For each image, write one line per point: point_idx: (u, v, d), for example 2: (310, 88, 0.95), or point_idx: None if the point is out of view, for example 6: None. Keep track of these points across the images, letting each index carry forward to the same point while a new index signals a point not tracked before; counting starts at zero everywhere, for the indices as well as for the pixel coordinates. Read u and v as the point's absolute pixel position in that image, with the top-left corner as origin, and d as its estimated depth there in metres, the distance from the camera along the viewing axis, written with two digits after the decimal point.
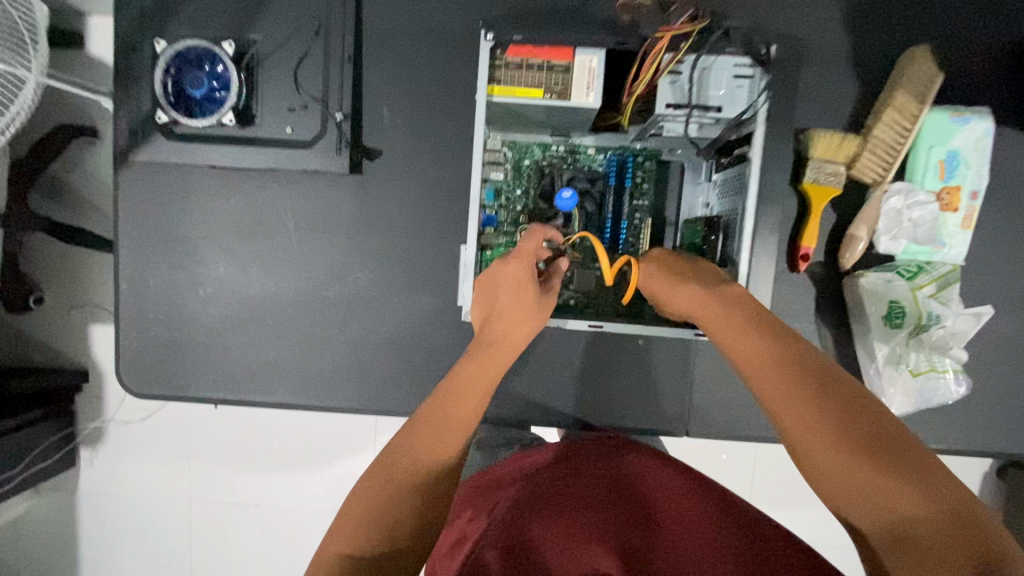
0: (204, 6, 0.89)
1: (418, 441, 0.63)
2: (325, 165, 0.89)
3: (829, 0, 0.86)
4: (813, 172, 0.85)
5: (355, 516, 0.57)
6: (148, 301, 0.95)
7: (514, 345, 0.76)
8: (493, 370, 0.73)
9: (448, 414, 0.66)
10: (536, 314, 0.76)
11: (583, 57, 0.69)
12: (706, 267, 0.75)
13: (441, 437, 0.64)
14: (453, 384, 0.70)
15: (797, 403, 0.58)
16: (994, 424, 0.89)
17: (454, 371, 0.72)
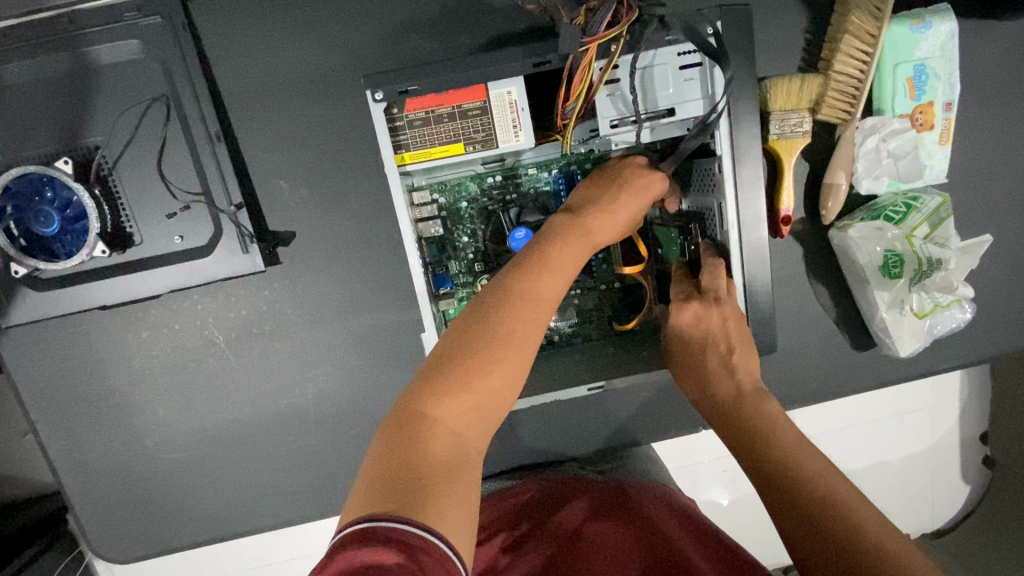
0: (16, 117, 0.71)
1: (505, 320, 0.54)
2: (233, 270, 0.75)
3: None
4: (777, 126, 0.75)
5: (442, 378, 0.50)
6: (97, 467, 0.83)
7: (612, 220, 0.64)
8: (582, 245, 0.62)
9: (533, 285, 0.56)
10: (633, 196, 0.64)
11: (498, 92, 0.56)
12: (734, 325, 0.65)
13: (532, 322, 0.55)
14: (542, 259, 0.59)
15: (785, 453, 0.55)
16: (1002, 331, 0.87)
17: (543, 243, 0.61)
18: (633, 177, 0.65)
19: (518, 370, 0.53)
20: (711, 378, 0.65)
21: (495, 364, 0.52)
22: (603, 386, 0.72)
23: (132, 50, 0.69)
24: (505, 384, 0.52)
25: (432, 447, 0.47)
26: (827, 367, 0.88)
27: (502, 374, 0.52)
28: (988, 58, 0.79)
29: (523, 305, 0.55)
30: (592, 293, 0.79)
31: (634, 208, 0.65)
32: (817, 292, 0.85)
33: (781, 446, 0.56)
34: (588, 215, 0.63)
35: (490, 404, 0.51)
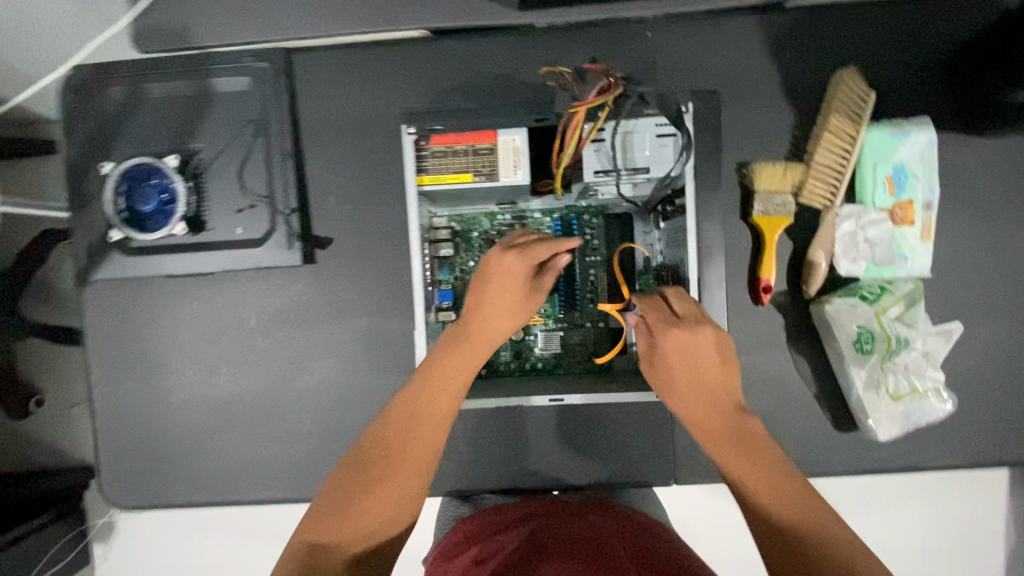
0: (147, 123, 0.92)
1: (394, 430, 0.72)
2: (276, 260, 0.90)
3: (749, 39, 0.87)
4: (761, 203, 0.84)
5: (343, 494, 0.67)
6: (124, 417, 0.95)
7: (498, 328, 0.75)
8: (470, 363, 0.75)
9: (425, 402, 0.73)
10: (522, 304, 0.75)
11: (505, 137, 0.70)
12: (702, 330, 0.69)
13: (416, 438, 0.72)
14: (430, 379, 0.74)
15: (763, 473, 0.63)
16: (990, 435, 0.86)
17: (434, 365, 0.74)
18: (515, 280, 0.74)
19: (411, 479, 0.70)
20: (693, 390, 0.70)
21: (396, 469, 0.69)
22: (562, 399, 0.78)
23: (242, 84, 0.90)
24: (394, 496, 0.68)
25: (328, 556, 0.62)
26: (806, 442, 0.89)
27: (406, 471, 0.70)
28: (969, 170, 0.87)
29: (410, 419, 0.72)
30: (578, 329, 0.87)
31: (509, 301, 0.75)
32: (797, 364, 0.89)
33: (769, 472, 0.63)
34: (472, 325, 0.75)
35: (390, 506, 0.68)
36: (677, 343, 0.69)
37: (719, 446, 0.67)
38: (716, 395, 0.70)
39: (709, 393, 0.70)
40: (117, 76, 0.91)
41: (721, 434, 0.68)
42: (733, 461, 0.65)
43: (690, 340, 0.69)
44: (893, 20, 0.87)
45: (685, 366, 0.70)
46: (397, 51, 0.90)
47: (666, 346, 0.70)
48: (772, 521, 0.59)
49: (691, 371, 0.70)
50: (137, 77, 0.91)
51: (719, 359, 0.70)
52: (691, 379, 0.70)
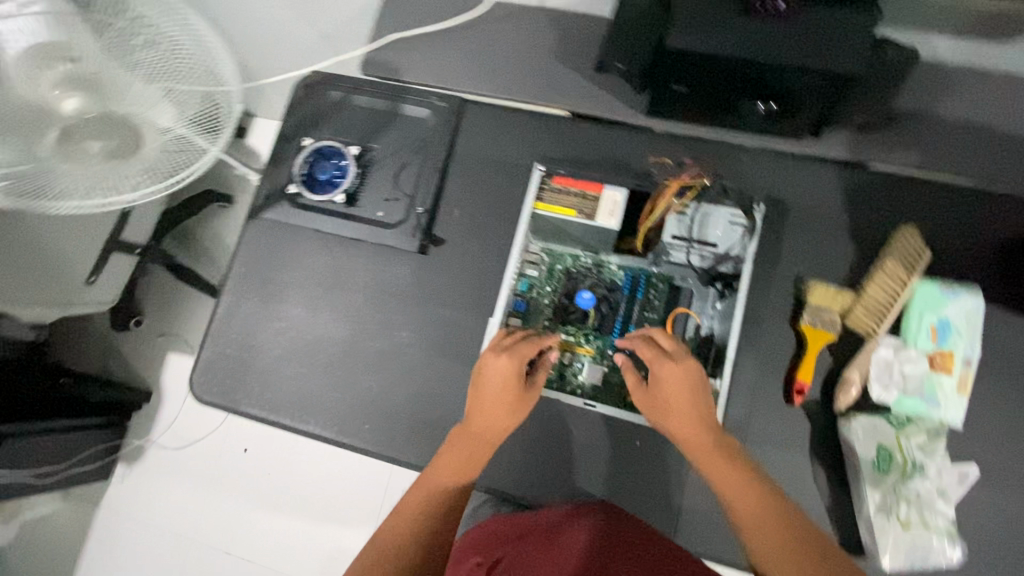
0: (344, 119, 1.21)
1: (441, 475, 0.92)
2: (401, 245, 1.14)
3: (828, 184, 1.04)
4: (810, 315, 0.96)
5: (402, 522, 0.89)
6: (233, 325, 1.15)
7: (499, 412, 0.93)
8: (478, 430, 0.94)
9: (445, 454, 0.94)
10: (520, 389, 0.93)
11: (611, 194, 1.01)
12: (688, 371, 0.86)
13: (449, 474, 0.92)
14: (448, 446, 0.94)
15: (750, 498, 0.82)
16: None
17: (452, 441, 0.95)
18: (510, 377, 0.92)
19: (451, 500, 0.91)
20: (684, 425, 0.87)
21: (442, 494, 0.91)
22: (593, 404, 0.99)
23: (423, 113, 1.19)
24: (441, 515, 0.90)
25: (404, 559, 0.85)
26: None
27: (446, 495, 0.91)
28: (1009, 347, 0.95)
29: (438, 466, 0.93)
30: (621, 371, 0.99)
31: (508, 387, 0.93)
32: (814, 471, 0.94)
33: (753, 496, 0.82)
34: (473, 415, 0.94)
35: (437, 517, 0.90)
36: (675, 388, 0.86)
37: (705, 464, 0.85)
38: (703, 429, 0.86)
39: (700, 425, 0.86)
40: (339, 83, 1.22)
41: (705, 455, 0.85)
42: (727, 487, 0.83)
43: (681, 390, 0.86)
44: (959, 202, 1.01)
45: (670, 396, 0.87)
46: (543, 119, 1.16)
47: (665, 391, 0.87)
48: (765, 537, 0.79)
49: (685, 413, 0.86)
50: (351, 88, 1.21)
51: (702, 398, 0.86)
52: (687, 418, 0.86)
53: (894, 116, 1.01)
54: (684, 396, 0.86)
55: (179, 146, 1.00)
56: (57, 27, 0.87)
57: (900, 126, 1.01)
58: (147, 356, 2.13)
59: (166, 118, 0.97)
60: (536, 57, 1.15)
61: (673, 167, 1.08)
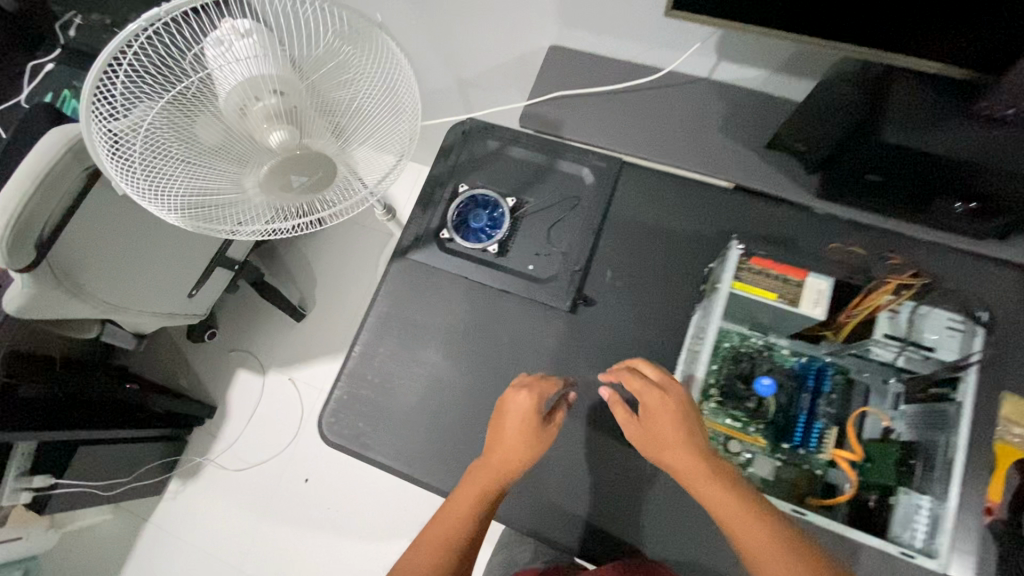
0: (500, 170, 1.21)
1: (465, 506, 0.89)
2: (551, 301, 1.11)
3: (1012, 289, 1.00)
4: (1000, 430, 0.92)
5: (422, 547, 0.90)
6: (368, 366, 1.12)
7: (518, 441, 0.91)
8: (499, 452, 0.92)
9: (471, 481, 0.92)
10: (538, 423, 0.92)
11: (815, 281, 0.87)
12: (662, 397, 0.85)
13: (465, 503, 0.90)
14: (477, 469, 0.93)
15: (744, 523, 0.78)
16: None
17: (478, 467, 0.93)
18: (536, 412, 0.92)
19: (461, 528, 0.89)
20: (672, 458, 0.83)
21: (446, 531, 0.89)
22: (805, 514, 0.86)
23: (580, 172, 1.19)
24: (452, 541, 0.88)
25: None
26: None
27: (449, 535, 0.89)
28: None
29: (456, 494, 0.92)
30: (793, 467, 0.92)
31: (528, 414, 0.92)
32: None
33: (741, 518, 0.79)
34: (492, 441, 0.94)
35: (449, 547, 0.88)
36: (662, 417, 0.84)
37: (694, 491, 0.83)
38: (685, 458, 0.83)
39: (694, 456, 0.82)
40: (496, 134, 1.23)
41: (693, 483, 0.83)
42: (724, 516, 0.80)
43: (659, 416, 0.85)
44: None
45: (663, 430, 0.84)
46: (705, 190, 1.14)
47: (657, 423, 0.85)
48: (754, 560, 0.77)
49: (671, 442, 0.83)
50: (509, 140, 1.22)
51: (690, 426, 0.84)
52: (665, 444, 0.84)
53: None
54: (664, 423, 0.84)
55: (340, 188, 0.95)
56: (269, 61, 0.79)
57: None
58: (212, 369, 2.10)
59: (344, 160, 0.93)
60: (703, 127, 1.15)
61: (865, 257, 1.04)
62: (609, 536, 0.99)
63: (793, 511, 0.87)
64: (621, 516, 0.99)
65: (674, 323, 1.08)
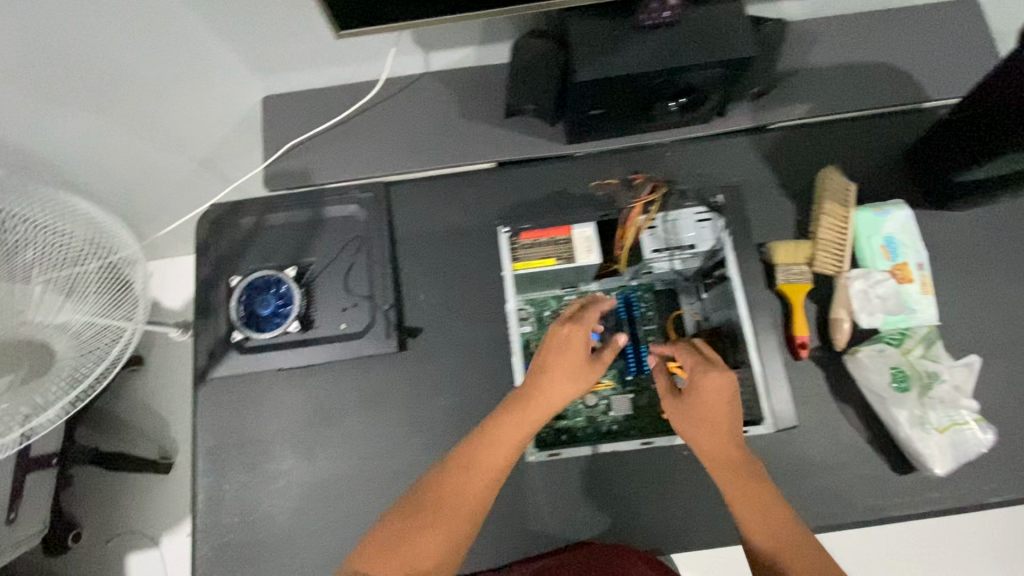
0: (269, 243, 1.11)
1: (448, 494, 0.75)
2: (379, 349, 1.05)
3: (747, 153, 1.12)
4: (783, 275, 1.02)
5: (391, 543, 0.71)
6: (223, 507, 1.01)
7: (552, 400, 0.79)
8: (509, 432, 0.77)
9: (478, 458, 0.77)
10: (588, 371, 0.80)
11: (580, 231, 0.96)
12: (713, 375, 0.77)
13: (471, 486, 0.75)
14: (491, 439, 0.77)
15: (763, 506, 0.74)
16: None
17: (472, 448, 0.77)
18: (581, 350, 0.80)
19: (454, 535, 0.72)
20: (702, 428, 0.78)
21: (443, 521, 0.73)
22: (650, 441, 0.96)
23: (348, 209, 1.12)
24: (432, 552, 0.71)
25: None
26: (868, 483, 0.96)
27: (450, 526, 0.72)
28: (949, 237, 1.05)
29: (459, 472, 0.76)
30: (645, 392, 0.99)
31: (568, 376, 0.79)
32: (844, 412, 0.99)
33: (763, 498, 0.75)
34: (534, 389, 0.80)
35: (442, 549, 0.71)
36: (706, 396, 0.78)
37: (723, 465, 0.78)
38: (727, 435, 0.78)
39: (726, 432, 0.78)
40: (247, 209, 1.12)
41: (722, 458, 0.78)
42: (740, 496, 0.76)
43: (707, 393, 0.77)
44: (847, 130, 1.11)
45: (712, 405, 0.78)
46: (473, 177, 1.14)
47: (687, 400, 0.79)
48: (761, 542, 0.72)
49: (709, 421, 0.78)
50: (264, 209, 1.12)
51: (725, 400, 0.77)
52: (706, 416, 0.78)
53: (780, 75, 1.11)
54: (712, 399, 0.77)
55: (102, 332, 0.82)
56: None
57: (790, 83, 1.12)
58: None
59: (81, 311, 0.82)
60: (446, 119, 1.14)
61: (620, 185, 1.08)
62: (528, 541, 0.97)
63: (642, 445, 0.96)
64: (532, 517, 0.97)
65: (500, 314, 1.08)
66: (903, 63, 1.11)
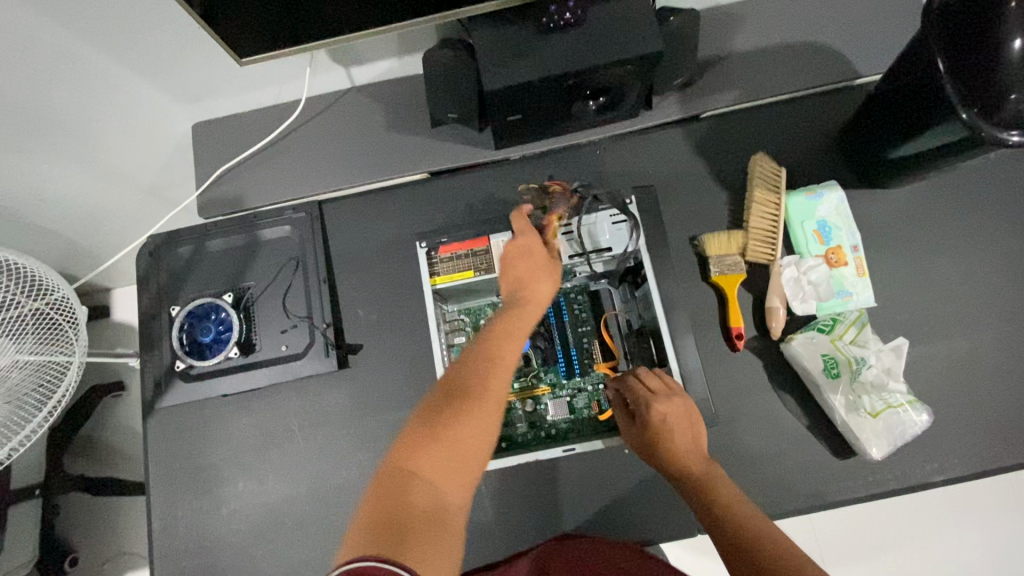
0: (207, 270, 1.12)
1: (481, 373, 0.66)
2: (319, 368, 1.06)
3: (678, 143, 1.10)
4: (716, 266, 1.01)
5: (417, 434, 0.60)
6: (178, 533, 1.03)
7: (539, 296, 0.81)
8: (520, 328, 0.74)
9: (499, 347, 0.69)
10: (550, 273, 0.84)
11: (496, 241, 0.99)
12: (666, 393, 0.82)
13: (496, 376, 0.66)
14: (505, 332, 0.72)
15: (729, 501, 0.71)
16: (965, 445, 0.95)
17: (501, 325, 0.73)
18: (543, 254, 0.86)
19: (488, 422, 0.62)
20: (660, 438, 0.79)
21: (479, 402, 0.63)
22: (573, 448, 0.94)
23: (283, 231, 1.13)
24: (476, 435, 0.61)
25: (415, 496, 0.55)
26: (811, 471, 0.96)
27: (491, 403, 0.63)
28: (879, 219, 1.05)
29: (485, 360, 0.68)
30: (581, 394, 0.98)
31: (545, 273, 0.84)
32: (784, 401, 0.98)
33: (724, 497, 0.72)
34: (524, 293, 0.80)
35: (466, 449, 0.60)
36: (666, 408, 0.80)
37: (685, 475, 0.76)
38: (685, 445, 0.78)
39: (684, 440, 0.78)
40: (183, 238, 1.13)
41: (681, 465, 0.77)
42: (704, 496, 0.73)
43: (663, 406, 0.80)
44: (775, 116, 1.10)
45: (676, 426, 0.79)
46: (405, 189, 1.14)
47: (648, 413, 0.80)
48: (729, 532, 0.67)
49: (664, 431, 0.79)
50: (200, 237, 1.13)
51: (679, 415, 0.79)
52: (662, 428, 0.79)
53: (705, 63, 1.09)
54: (669, 415, 0.79)
55: (40, 372, 0.97)
56: None
57: (718, 69, 1.09)
58: None
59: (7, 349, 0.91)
60: (373, 131, 1.13)
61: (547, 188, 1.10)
62: (473, 547, 0.98)
63: (563, 452, 0.94)
64: (475, 525, 0.99)
65: None
66: (831, 41, 1.09)
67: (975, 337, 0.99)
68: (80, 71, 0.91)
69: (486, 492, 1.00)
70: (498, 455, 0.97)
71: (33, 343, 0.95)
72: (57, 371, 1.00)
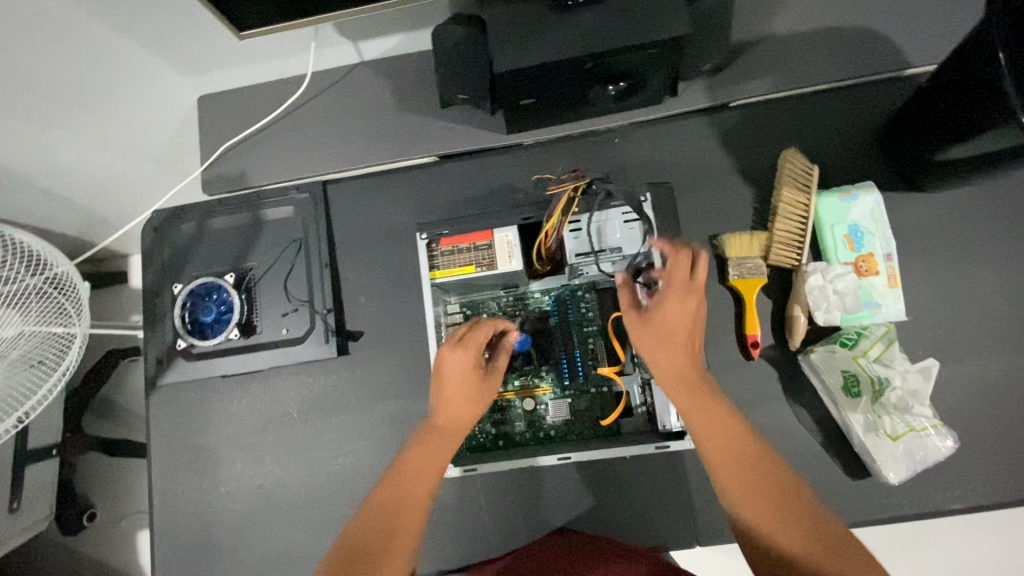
0: (210, 249, 1.10)
1: (380, 531, 0.67)
2: (317, 354, 1.04)
3: (703, 134, 1.03)
4: (736, 268, 0.94)
5: None
6: (178, 508, 1.05)
7: (462, 422, 0.77)
8: (433, 467, 0.73)
9: (402, 499, 0.70)
10: (481, 393, 0.79)
11: (500, 235, 0.94)
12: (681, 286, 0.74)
13: (398, 534, 0.67)
14: (412, 477, 0.71)
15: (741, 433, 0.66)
16: (992, 473, 0.89)
17: (409, 466, 0.73)
18: (473, 373, 0.79)
19: None
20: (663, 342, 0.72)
21: (382, 564, 0.64)
22: (569, 457, 0.90)
23: (287, 212, 1.10)
24: None
25: None
26: (821, 490, 0.91)
27: (395, 560, 0.65)
28: (919, 225, 0.97)
29: (387, 514, 0.68)
30: (583, 397, 0.95)
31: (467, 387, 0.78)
32: (798, 415, 0.93)
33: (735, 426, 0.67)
34: (444, 416, 0.77)
35: None
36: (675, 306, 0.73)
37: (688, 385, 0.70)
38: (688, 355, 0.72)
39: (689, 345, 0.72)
40: (187, 215, 1.11)
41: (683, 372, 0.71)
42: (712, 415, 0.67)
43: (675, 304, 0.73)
44: (813, 106, 1.02)
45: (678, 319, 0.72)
46: (412, 172, 1.09)
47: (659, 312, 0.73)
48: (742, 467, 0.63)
49: (670, 335, 0.72)
50: (204, 214, 1.11)
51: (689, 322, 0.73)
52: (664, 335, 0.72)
53: (738, 47, 1.01)
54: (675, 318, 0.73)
55: (45, 344, 0.97)
56: None
57: (751, 54, 1.01)
58: None
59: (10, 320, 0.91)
60: (381, 110, 1.08)
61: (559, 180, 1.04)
62: (465, 542, 0.97)
63: (557, 460, 0.91)
64: (469, 521, 0.98)
65: None
66: (878, 25, 0.99)
67: (1012, 357, 0.92)
68: (91, 46, 0.89)
69: (481, 488, 0.98)
70: (490, 458, 0.93)
71: (38, 315, 0.95)
72: (63, 343, 1.00)
